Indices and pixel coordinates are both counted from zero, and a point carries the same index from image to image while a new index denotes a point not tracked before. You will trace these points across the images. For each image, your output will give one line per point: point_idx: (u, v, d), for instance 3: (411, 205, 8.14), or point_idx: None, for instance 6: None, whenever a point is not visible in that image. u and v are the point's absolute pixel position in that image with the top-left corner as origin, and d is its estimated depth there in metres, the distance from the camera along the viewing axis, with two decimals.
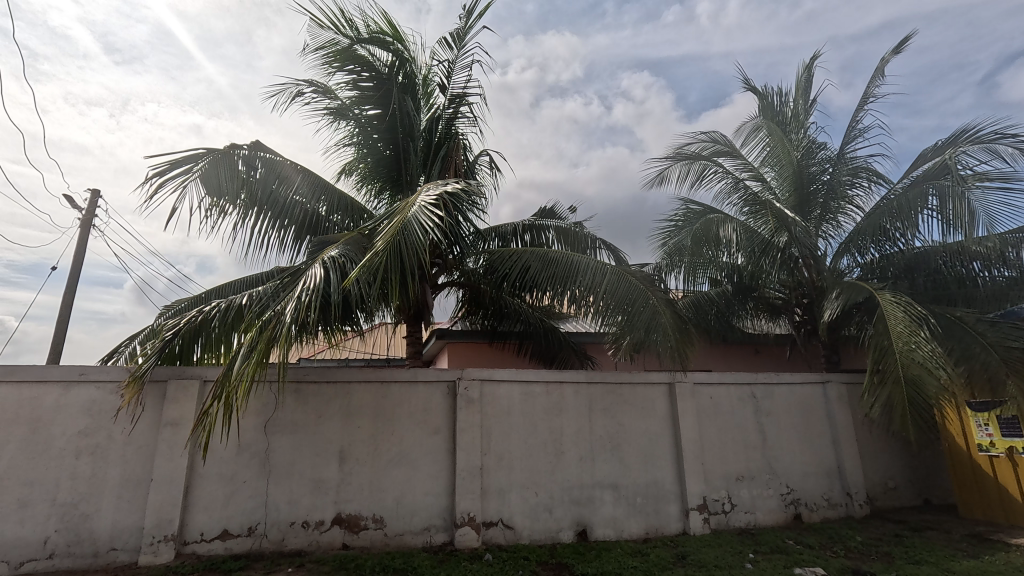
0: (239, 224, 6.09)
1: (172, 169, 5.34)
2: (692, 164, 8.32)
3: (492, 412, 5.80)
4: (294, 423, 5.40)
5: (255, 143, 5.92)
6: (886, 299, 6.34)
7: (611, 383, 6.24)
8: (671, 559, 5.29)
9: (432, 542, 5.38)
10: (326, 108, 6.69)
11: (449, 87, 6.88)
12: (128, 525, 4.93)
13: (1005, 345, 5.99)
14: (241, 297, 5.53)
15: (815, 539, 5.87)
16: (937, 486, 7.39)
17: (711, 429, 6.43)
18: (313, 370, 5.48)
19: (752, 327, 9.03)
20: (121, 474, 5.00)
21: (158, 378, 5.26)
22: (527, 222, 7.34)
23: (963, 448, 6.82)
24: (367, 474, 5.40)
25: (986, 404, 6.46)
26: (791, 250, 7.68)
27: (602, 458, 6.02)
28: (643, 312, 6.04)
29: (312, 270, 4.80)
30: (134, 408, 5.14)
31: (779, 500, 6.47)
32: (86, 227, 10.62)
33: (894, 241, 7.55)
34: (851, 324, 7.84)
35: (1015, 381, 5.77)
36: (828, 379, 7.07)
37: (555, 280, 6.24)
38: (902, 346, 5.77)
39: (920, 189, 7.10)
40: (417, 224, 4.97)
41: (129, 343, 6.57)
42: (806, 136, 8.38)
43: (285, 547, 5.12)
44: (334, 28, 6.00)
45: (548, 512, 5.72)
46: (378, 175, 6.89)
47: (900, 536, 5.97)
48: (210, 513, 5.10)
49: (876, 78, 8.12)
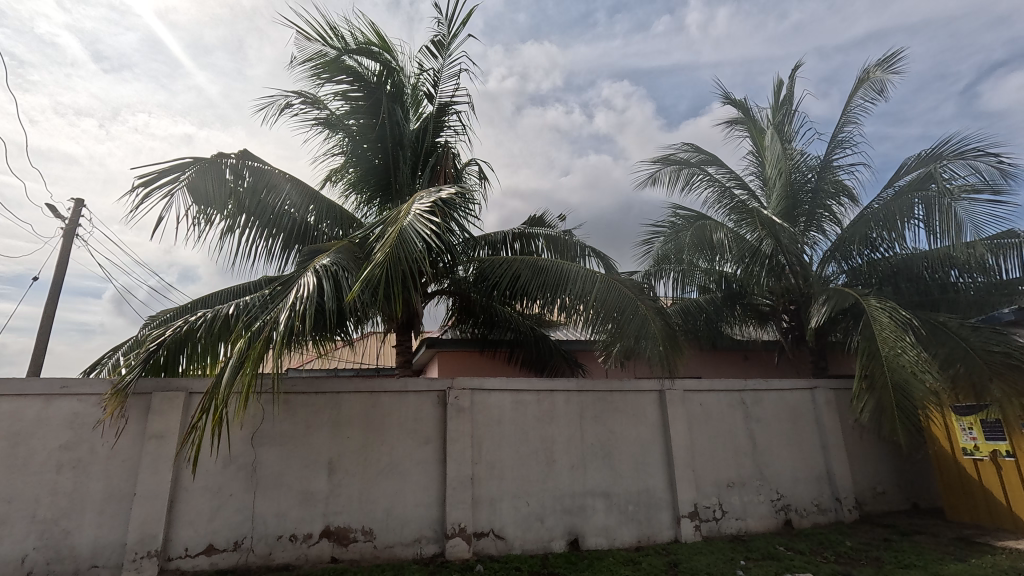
0: (226, 233, 6.02)
1: (158, 179, 5.28)
2: (680, 170, 8.47)
3: (484, 421, 5.77)
4: (283, 434, 5.33)
5: (243, 152, 5.85)
6: (873, 304, 6.43)
7: (602, 391, 6.24)
8: (663, 567, 5.26)
9: (422, 554, 5.31)
10: (315, 118, 6.70)
11: (436, 96, 6.90)
12: (111, 541, 4.82)
13: (988, 348, 6.09)
14: (227, 305, 5.45)
15: (806, 544, 5.89)
16: (924, 489, 7.48)
17: (702, 436, 6.45)
18: (302, 380, 5.42)
19: (740, 334, 9.10)
20: (104, 489, 4.90)
21: (143, 390, 5.16)
22: (517, 230, 7.27)
23: (949, 452, 6.90)
24: (357, 485, 5.34)
25: (971, 408, 6.56)
26: (778, 257, 7.75)
27: (594, 465, 6.02)
28: (635, 319, 6.02)
29: (304, 279, 4.78)
30: (117, 420, 5.04)
31: (770, 506, 6.50)
32: (70, 236, 10.46)
33: (878, 249, 7.70)
34: (838, 331, 7.93)
35: (1000, 385, 5.91)
36: (815, 385, 7.11)
37: (546, 288, 6.27)
38: (890, 351, 5.85)
39: (905, 199, 7.21)
40: (413, 233, 4.99)
41: (112, 355, 6.42)
42: (790, 146, 8.56)
43: (272, 561, 5.03)
44: (321, 39, 6.06)
45: (540, 521, 5.68)
46: (367, 184, 6.83)
47: (889, 540, 6.02)
48: (195, 528, 4.99)
49: (855, 91, 8.32)
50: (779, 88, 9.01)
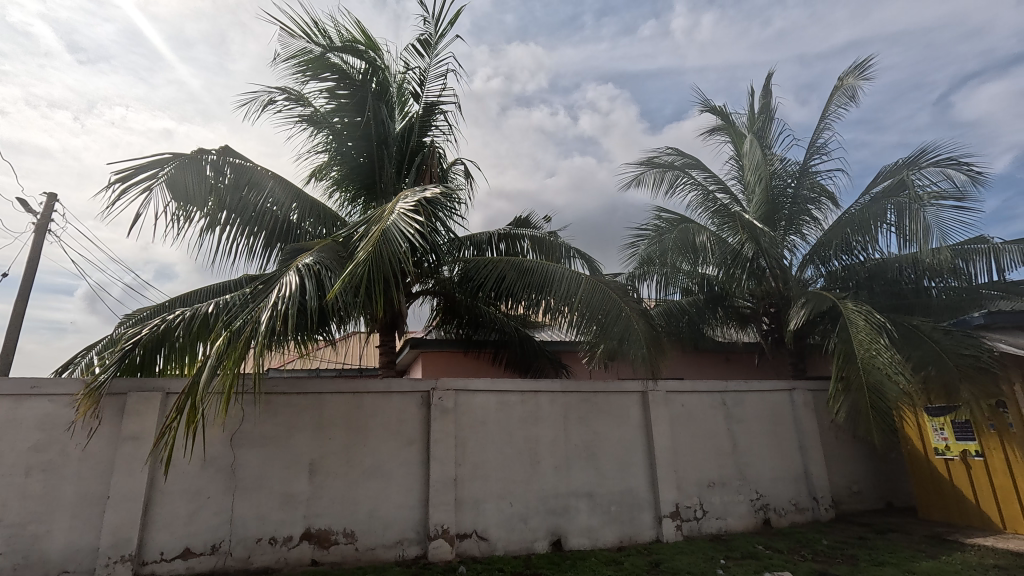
0: (206, 231, 5.92)
1: (136, 175, 5.17)
2: (664, 173, 8.56)
3: (468, 422, 5.75)
4: (263, 435, 5.24)
5: (224, 148, 5.75)
6: (850, 307, 6.58)
7: (586, 392, 6.28)
8: (645, 566, 5.31)
9: (405, 556, 5.27)
10: (298, 115, 6.61)
11: (422, 95, 6.87)
12: (83, 545, 4.69)
13: (959, 352, 6.19)
14: (206, 304, 5.35)
15: (784, 543, 5.99)
16: (898, 488, 7.67)
17: (685, 436, 6.52)
18: (284, 381, 5.35)
19: (721, 335, 9.26)
20: (76, 492, 4.76)
21: (118, 390, 5.04)
22: (503, 231, 7.27)
23: (921, 452, 7.09)
24: (339, 487, 5.28)
25: (942, 409, 6.75)
26: (759, 261, 7.94)
27: (578, 466, 6.04)
28: (618, 321, 6.07)
29: (287, 278, 4.71)
30: (91, 421, 4.90)
31: (749, 505, 6.60)
32: (41, 232, 10.16)
33: (854, 253, 7.85)
34: (816, 333, 8.10)
35: (969, 387, 6.06)
36: (794, 386, 7.25)
37: (531, 289, 6.28)
38: (866, 353, 5.98)
39: (879, 204, 7.41)
40: (397, 232, 4.95)
41: (85, 355, 6.25)
42: (770, 151, 8.72)
43: (251, 565, 4.95)
44: (305, 36, 5.98)
45: (523, 522, 5.68)
46: (352, 182, 6.78)
47: (864, 539, 6.15)
48: (171, 531, 4.89)
49: (832, 98, 8.50)
50: (759, 94, 9.17)
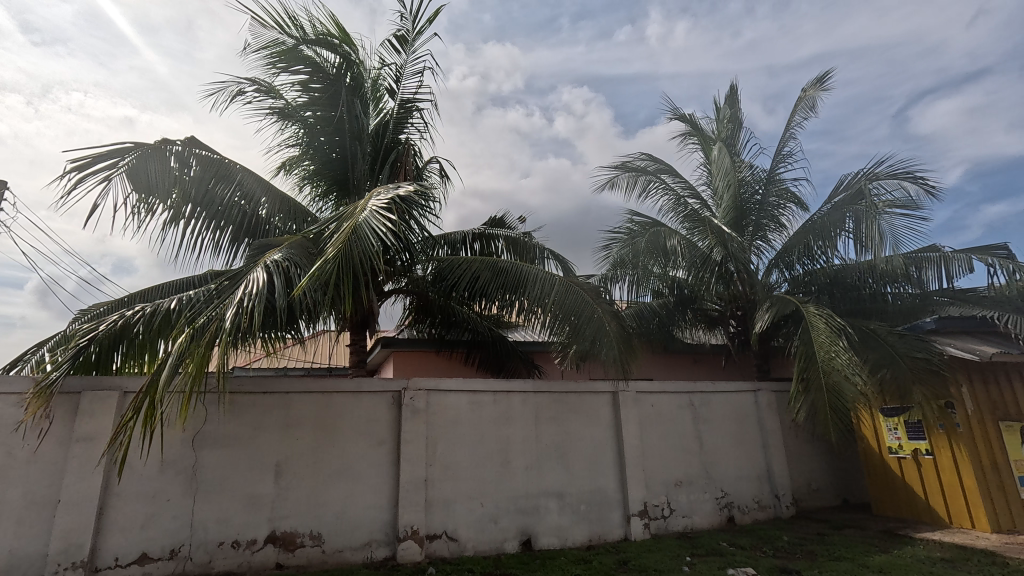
0: (169, 224, 5.71)
1: (94, 164, 4.95)
2: (637, 177, 8.69)
3: (439, 422, 5.72)
4: (227, 436, 5.09)
5: (190, 139, 5.56)
6: (812, 311, 6.81)
7: (557, 392, 6.32)
8: (613, 564, 5.38)
9: (373, 557, 5.20)
10: (269, 108, 6.44)
11: (398, 92, 6.79)
12: (29, 552, 4.45)
13: (911, 355, 6.50)
14: (168, 300, 5.16)
15: (746, 540, 6.16)
16: (854, 486, 7.98)
17: (654, 436, 6.64)
18: (250, 380, 5.21)
19: (690, 337, 9.46)
20: (23, 495, 4.52)
21: (71, 389, 4.81)
22: (477, 230, 7.25)
23: (876, 451, 7.40)
24: (306, 488, 5.17)
25: (896, 410, 7.05)
26: (727, 265, 8.17)
27: (549, 466, 6.07)
28: (590, 322, 6.14)
29: (254, 274, 4.58)
30: (40, 421, 4.66)
31: (714, 503, 6.76)
32: None
33: (816, 258, 8.15)
34: (780, 335, 8.36)
35: (920, 389, 6.32)
36: (758, 387, 7.47)
37: (505, 289, 6.30)
38: (826, 356, 6.20)
39: (839, 212, 7.73)
40: (369, 230, 4.86)
41: (36, 351, 5.95)
42: (739, 159, 8.96)
43: (212, 569, 4.80)
44: (277, 27, 5.84)
45: (494, 522, 5.68)
46: (324, 177, 6.65)
47: (822, 534, 6.38)
48: (127, 536, 4.70)
49: (798, 108, 8.79)
50: (729, 103, 9.41)
